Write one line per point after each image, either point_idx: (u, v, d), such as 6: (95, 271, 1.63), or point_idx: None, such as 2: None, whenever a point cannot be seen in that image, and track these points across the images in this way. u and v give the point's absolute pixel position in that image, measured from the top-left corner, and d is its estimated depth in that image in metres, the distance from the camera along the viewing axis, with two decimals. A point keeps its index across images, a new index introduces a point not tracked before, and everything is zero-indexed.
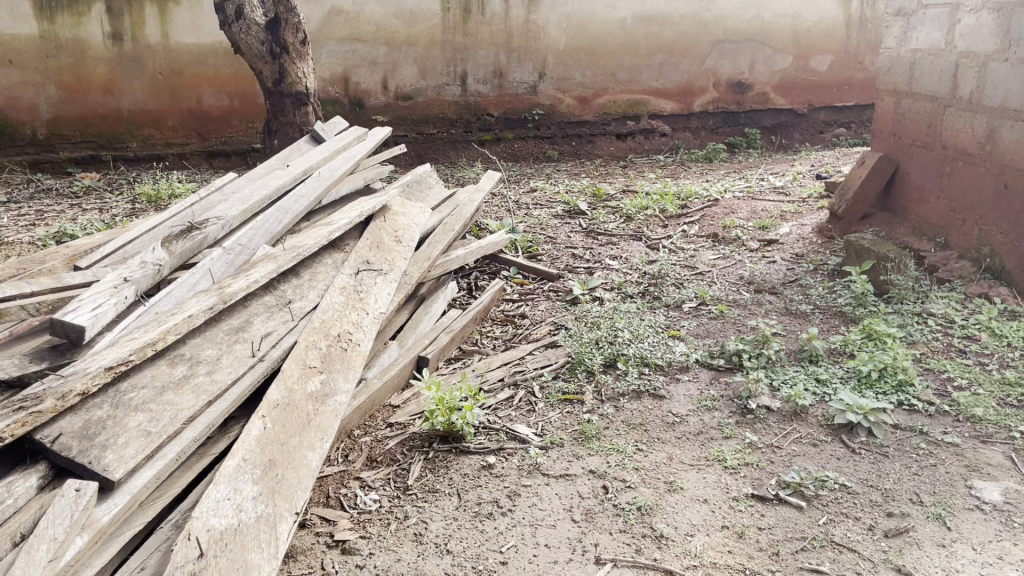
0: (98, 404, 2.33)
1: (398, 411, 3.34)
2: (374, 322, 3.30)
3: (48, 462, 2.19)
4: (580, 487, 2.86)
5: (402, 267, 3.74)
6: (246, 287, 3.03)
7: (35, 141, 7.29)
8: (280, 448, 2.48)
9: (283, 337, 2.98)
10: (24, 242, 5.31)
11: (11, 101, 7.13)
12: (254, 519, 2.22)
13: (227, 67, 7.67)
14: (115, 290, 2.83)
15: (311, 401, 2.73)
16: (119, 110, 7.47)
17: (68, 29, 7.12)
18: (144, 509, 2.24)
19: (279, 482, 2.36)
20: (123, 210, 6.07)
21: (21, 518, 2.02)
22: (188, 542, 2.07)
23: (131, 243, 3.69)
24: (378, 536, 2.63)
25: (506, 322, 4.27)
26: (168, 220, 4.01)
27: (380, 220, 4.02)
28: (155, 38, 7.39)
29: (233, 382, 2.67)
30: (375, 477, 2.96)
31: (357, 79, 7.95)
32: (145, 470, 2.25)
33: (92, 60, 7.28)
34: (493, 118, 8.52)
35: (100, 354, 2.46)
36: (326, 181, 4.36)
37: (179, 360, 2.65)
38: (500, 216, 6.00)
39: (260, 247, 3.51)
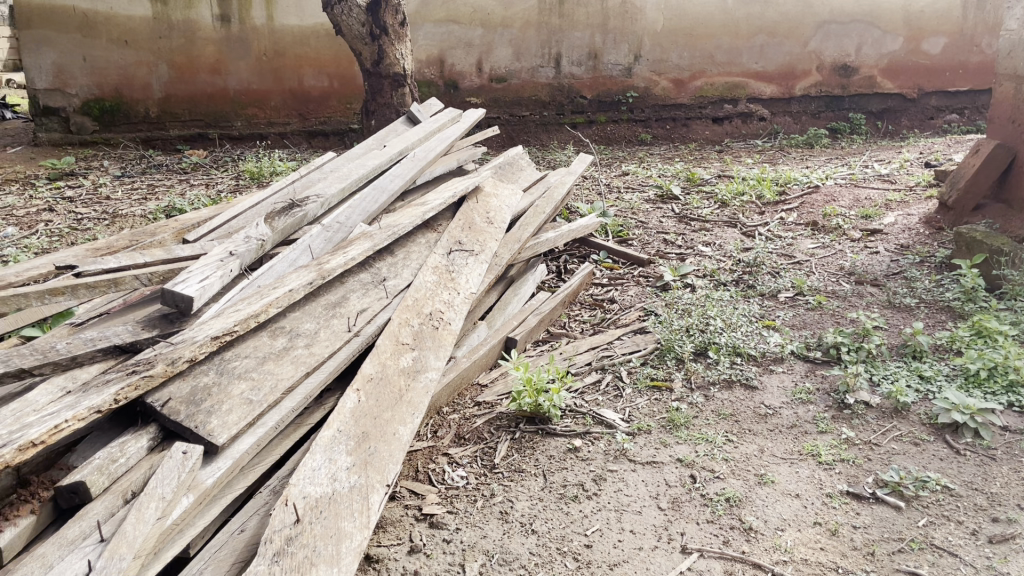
0: (205, 370, 2.45)
1: (486, 390, 3.38)
2: (465, 302, 3.34)
3: (158, 425, 2.28)
4: (667, 474, 2.83)
5: (493, 248, 3.77)
6: (343, 263, 3.12)
7: (147, 119, 7.68)
8: (373, 420, 2.54)
9: (377, 313, 3.06)
10: (137, 215, 5.61)
11: (126, 79, 7.54)
12: (348, 489, 2.28)
13: (328, 49, 7.87)
14: (221, 262, 2.94)
15: (403, 376, 2.79)
16: (226, 89, 7.79)
17: (180, 10, 7.45)
18: (245, 473, 2.33)
19: (372, 454, 2.42)
20: (228, 186, 6.31)
21: (133, 475, 2.09)
22: (286, 507, 2.14)
23: (235, 218, 3.87)
24: (464, 512, 2.67)
25: (595, 305, 4.26)
26: (270, 196, 4.17)
27: (473, 201, 4.07)
28: (260, 20, 7.64)
29: (330, 355, 2.75)
30: (462, 453, 3.00)
31: (453, 61, 8.03)
32: (247, 436, 2.34)
33: (201, 41, 7.60)
34: (586, 101, 8.47)
35: (207, 324, 2.58)
36: (420, 161, 4.43)
37: (280, 332, 2.75)
38: (590, 199, 5.96)
39: (357, 225, 3.60)
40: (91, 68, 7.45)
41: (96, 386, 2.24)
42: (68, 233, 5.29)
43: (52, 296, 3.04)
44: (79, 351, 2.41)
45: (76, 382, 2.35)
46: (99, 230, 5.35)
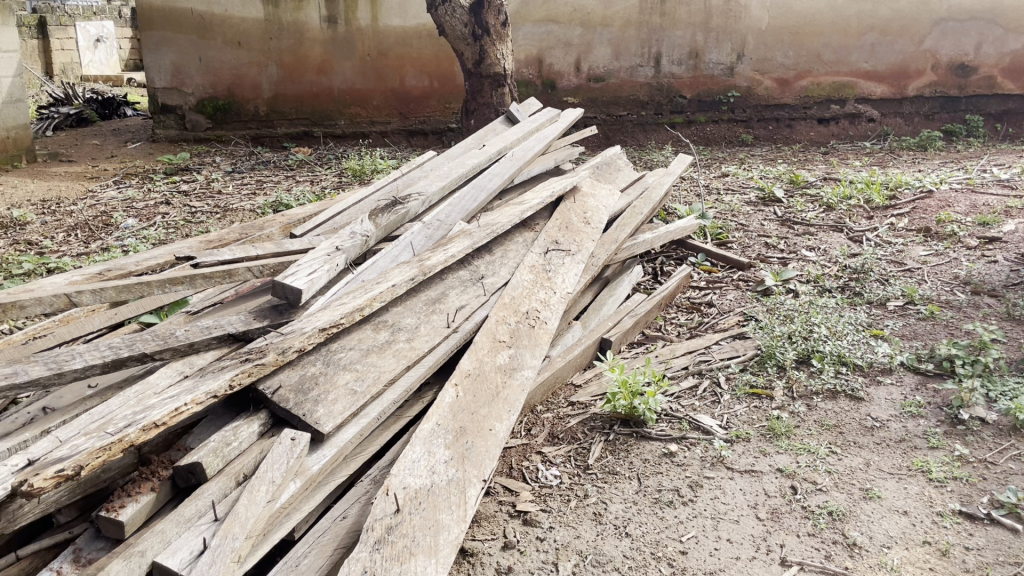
0: (312, 360, 2.53)
1: (580, 390, 3.38)
2: (561, 301, 3.34)
3: (268, 411, 2.37)
4: (766, 484, 2.77)
5: (590, 248, 3.75)
6: (443, 260, 3.19)
7: (256, 117, 8.01)
8: (470, 416, 2.58)
9: (475, 310, 3.10)
10: (247, 210, 5.85)
11: (238, 78, 7.88)
12: (446, 481, 2.31)
13: (430, 49, 8.02)
14: (328, 257, 3.04)
15: (499, 373, 2.81)
16: (331, 89, 8.04)
17: (289, 12, 7.72)
18: (348, 463, 2.40)
19: (469, 448, 2.45)
20: (332, 182, 6.51)
21: (245, 459, 2.18)
22: (387, 497, 2.20)
23: (340, 214, 3.99)
24: (558, 511, 2.68)
25: (692, 309, 4.19)
26: (373, 193, 4.29)
27: (570, 201, 4.07)
28: (365, 21, 7.85)
29: (430, 350, 2.81)
30: (555, 453, 3.01)
31: (551, 61, 8.06)
32: (350, 426, 2.41)
33: (309, 42, 7.86)
34: (686, 100, 8.34)
35: (314, 316, 2.68)
36: (519, 161, 4.47)
37: (383, 326, 2.83)
38: (689, 200, 5.87)
39: (457, 223, 3.66)
40: (206, 67, 7.82)
41: (212, 371, 2.35)
42: (183, 225, 5.55)
43: (172, 286, 3.07)
44: (196, 338, 2.52)
45: (192, 367, 2.47)
46: (211, 223, 5.60)
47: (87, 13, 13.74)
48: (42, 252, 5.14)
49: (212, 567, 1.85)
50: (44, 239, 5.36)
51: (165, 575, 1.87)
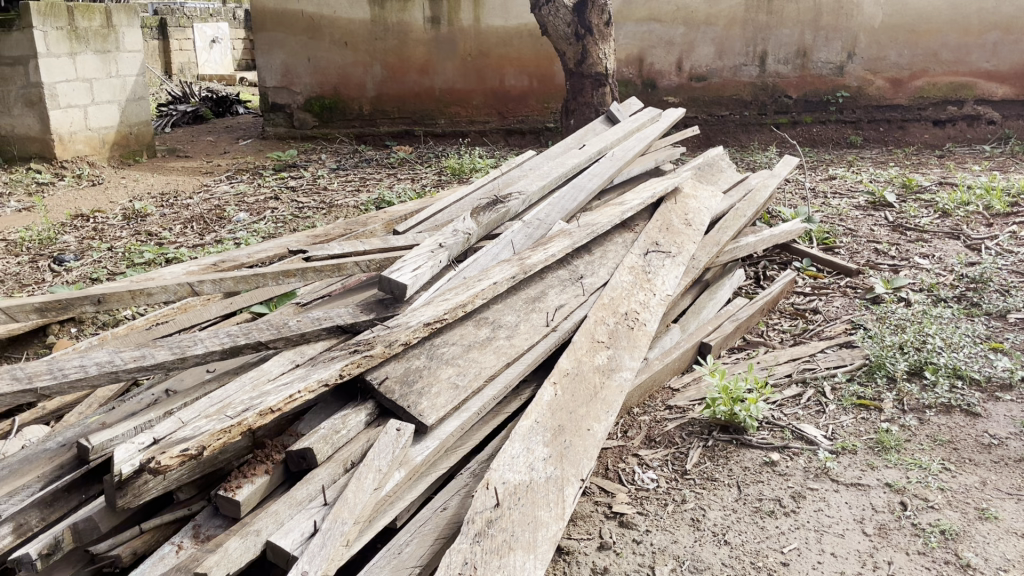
0: (417, 354, 2.60)
1: (678, 394, 3.34)
2: (661, 303, 3.31)
3: (375, 402, 2.44)
4: (873, 499, 2.67)
5: (691, 250, 3.70)
6: (544, 259, 3.21)
7: (360, 116, 8.23)
8: (569, 415, 2.58)
9: (575, 310, 3.11)
10: (351, 206, 6.02)
11: (344, 78, 8.12)
12: (545, 479, 2.33)
13: (530, 49, 8.09)
14: (432, 253, 3.11)
15: (598, 373, 2.81)
16: (432, 88, 8.19)
17: (395, 13, 7.91)
18: (448, 456, 2.44)
19: (568, 447, 2.46)
20: (432, 181, 6.64)
21: (352, 447, 2.26)
22: (487, 491, 2.23)
23: (440, 212, 4.07)
24: (655, 515, 2.66)
25: (796, 315, 4.08)
26: (473, 192, 4.35)
27: (672, 202, 4.03)
28: (468, 21, 7.98)
29: (529, 347, 2.83)
30: (652, 456, 2.98)
31: (652, 60, 7.98)
32: (452, 419, 2.46)
33: (413, 43, 8.04)
34: (791, 100, 8.11)
35: (419, 311, 2.75)
36: (619, 161, 4.45)
37: (484, 323, 2.88)
38: (794, 204, 5.71)
39: (556, 223, 3.67)
40: (314, 67, 8.08)
41: (322, 361, 2.44)
42: (290, 220, 5.76)
43: (285, 277, 3.18)
44: (307, 329, 2.62)
45: (303, 356, 2.57)
46: (317, 218, 5.79)
47: (204, 15, 14.38)
48: (161, 242, 5.42)
49: (322, 549, 1.92)
50: (163, 231, 5.66)
51: (278, 554, 1.95)
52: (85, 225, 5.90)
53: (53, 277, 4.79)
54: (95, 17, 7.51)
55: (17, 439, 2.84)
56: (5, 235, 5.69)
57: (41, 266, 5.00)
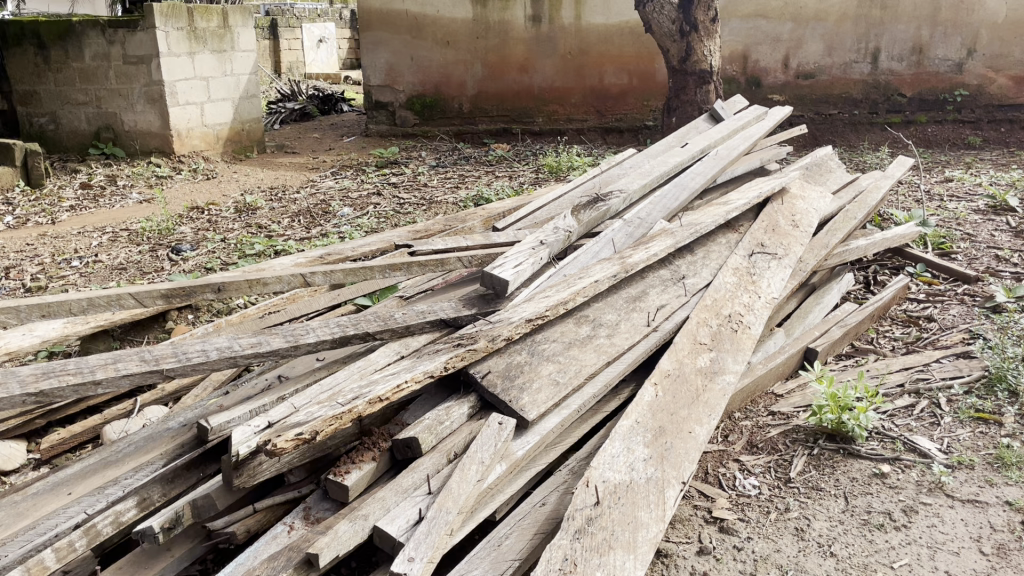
0: (518, 350, 2.63)
1: (782, 400, 3.25)
2: (766, 306, 3.22)
3: (477, 395, 2.47)
4: (991, 517, 2.54)
5: (798, 253, 3.60)
6: (646, 258, 3.19)
7: (460, 114, 8.35)
8: (670, 416, 2.55)
9: (677, 310, 3.07)
10: (450, 203, 6.11)
11: (446, 77, 8.25)
12: (645, 479, 2.31)
13: (632, 46, 8.03)
14: (533, 250, 3.12)
15: (700, 375, 2.76)
16: (531, 86, 8.23)
17: (497, 12, 7.98)
18: (548, 452, 2.45)
19: (669, 449, 2.43)
20: (530, 178, 6.67)
21: (456, 438, 2.30)
22: (588, 489, 2.23)
23: (540, 210, 4.09)
24: (757, 522, 2.60)
25: (909, 323, 3.91)
26: (573, 190, 4.35)
27: (778, 203, 3.93)
28: (569, 19, 7.98)
29: (630, 347, 2.81)
30: (755, 462, 2.91)
31: (758, 57, 7.78)
32: (553, 415, 2.47)
33: (514, 41, 8.10)
34: (905, 99, 7.78)
35: (520, 307, 2.78)
36: (722, 160, 4.37)
37: (585, 320, 2.88)
38: (907, 206, 5.47)
39: (657, 222, 3.63)
40: (416, 66, 8.24)
41: (427, 353, 2.49)
42: (392, 216, 5.88)
43: (391, 271, 3.27)
44: (412, 321, 2.68)
45: (408, 348, 2.64)
46: (418, 214, 5.90)
47: (312, 16, 14.85)
48: (270, 235, 5.63)
49: (428, 537, 1.96)
50: (272, 224, 5.87)
51: (385, 540, 2.00)
52: (201, 217, 6.19)
53: (171, 265, 5.04)
54: (213, 19, 7.88)
55: (138, 418, 3.02)
56: (128, 226, 6.01)
57: (160, 255, 5.27)
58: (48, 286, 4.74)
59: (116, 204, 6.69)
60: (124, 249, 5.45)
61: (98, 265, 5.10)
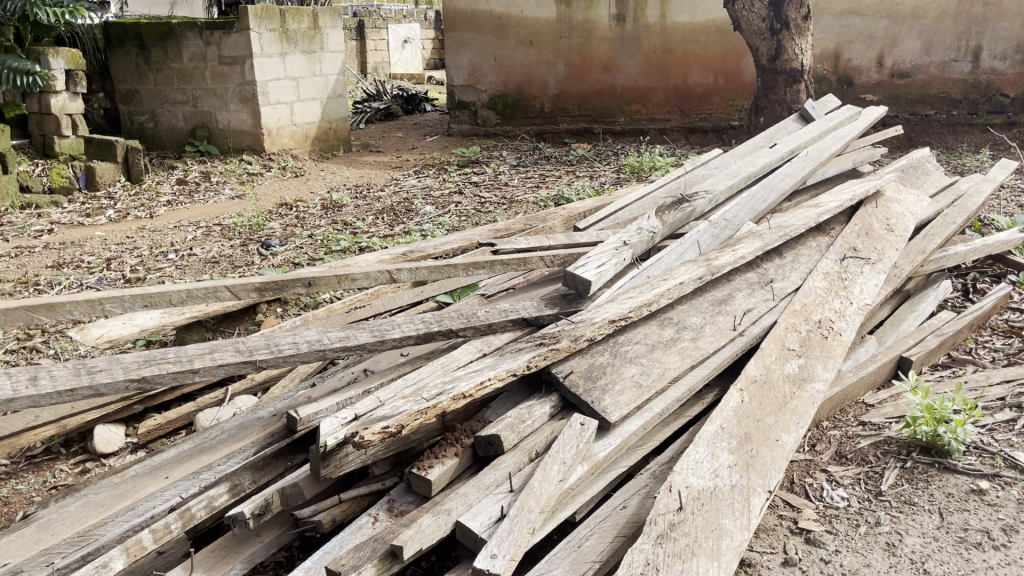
0: (601, 350, 2.61)
1: (872, 410, 3.14)
2: (858, 312, 3.11)
3: (559, 395, 2.46)
4: None
5: (893, 258, 3.46)
6: (733, 261, 3.13)
7: (541, 114, 8.35)
8: (756, 423, 2.49)
9: (764, 315, 2.99)
10: (531, 202, 6.12)
11: (528, 77, 8.26)
12: (730, 487, 2.26)
13: (718, 45, 7.90)
14: (616, 250, 3.10)
15: (788, 382, 2.68)
16: (614, 86, 8.18)
17: (581, 11, 7.97)
18: (629, 455, 2.43)
19: (755, 456, 2.37)
20: (611, 178, 6.63)
21: (538, 438, 2.30)
22: (670, 494, 2.20)
23: (622, 210, 4.06)
24: (845, 535, 2.52)
25: (1010, 333, 3.73)
26: (656, 191, 4.31)
27: (872, 205, 3.80)
28: (654, 18, 7.89)
29: (715, 351, 2.75)
30: (843, 473, 2.82)
31: (850, 55, 7.54)
32: (635, 418, 2.45)
33: (597, 41, 8.06)
34: (1008, 99, 7.43)
35: (604, 308, 2.76)
36: (813, 161, 4.25)
37: (669, 323, 2.84)
38: (1009, 211, 5.22)
39: (744, 224, 3.55)
40: (499, 66, 8.28)
41: (510, 352, 2.50)
42: (473, 214, 5.92)
43: (474, 269, 3.29)
44: (494, 320, 2.69)
45: (491, 346, 2.65)
46: (498, 213, 5.92)
47: (397, 16, 15.07)
48: (355, 231, 5.74)
49: (510, 534, 1.96)
50: (357, 221, 5.99)
51: (467, 535, 2.02)
52: (289, 213, 6.36)
53: (261, 260, 5.20)
54: (304, 20, 8.09)
55: (229, 407, 3.13)
56: (220, 221, 6.23)
57: (250, 249, 5.44)
58: (146, 277, 4.95)
59: (210, 199, 6.94)
60: (217, 243, 5.64)
61: (193, 259, 5.29)
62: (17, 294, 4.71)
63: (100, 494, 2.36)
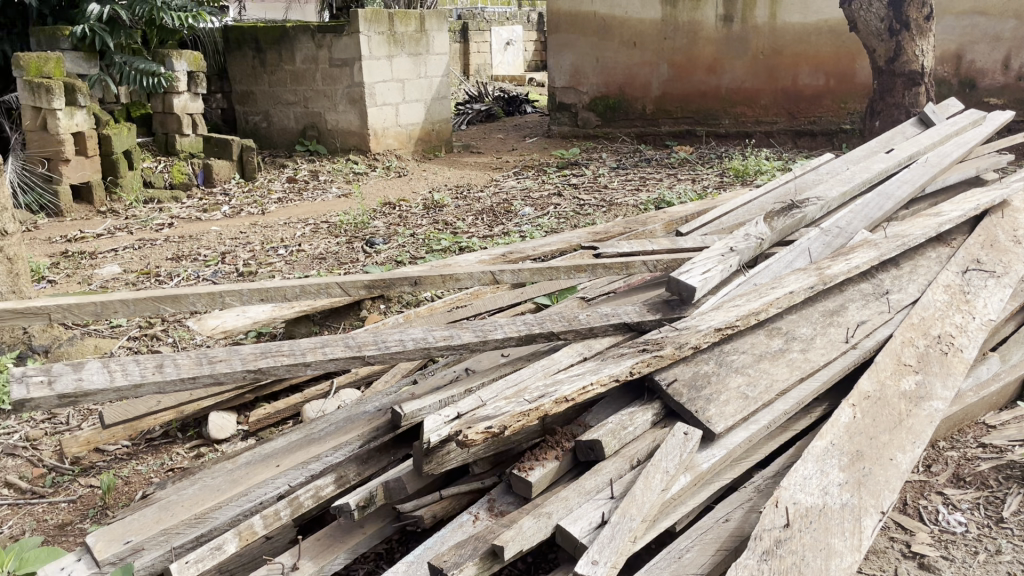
0: (706, 359, 2.56)
1: (994, 432, 2.97)
2: (981, 328, 2.95)
3: (661, 402, 2.43)
4: None
5: (1020, 271, 3.27)
6: (846, 270, 3.02)
7: (643, 116, 8.26)
8: (869, 441, 2.39)
9: (878, 328, 2.87)
10: (631, 205, 6.06)
11: (631, 78, 8.20)
12: (840, 505, 2.18)
13: (830, 46, 7.61)
14: (722, 257, 3.03)
15: (904, 400, 2.57)
16: (719, 88, 8.01)
17: (687, 12, 7.84)
18: (733, 466, 2.37)
19: (867, 475, 2.28)
20: (715, 182, 6.48)
21: (639, 445, 2.27)
22: (777, 509, 2.14)
23: (727, 215, 3.97)
24: (962, 562, 2.39)
25: None
26: (763, 195, 4.20)
27: (998, 215, 3.60)
28: (762, 18, 7.69)
29: (825, 364, 2.66)
30: (961, 497, 2.68)
31: (973, 57, 7.19)
32: (740, 430, 2.39)
33: (703, 42, 7.92)
34: None
35: (710, 315, 2.71)
36: (933, 167, 4.06)
37: (777, 333, 2.76)
38: None
39: (858, 232, 3.42)
40: (602, 68, 8.25)
41: (613, 357, 2.49)
42: (572, 216, 5.91)
43: (576, 273, 3.26)
44: (596, 323, 2.68)
45: (592, 350, 2.63)
46: (598, 215, 5.90)
47: (500, 19, 15.23)
48: (456, 231, 5.82)
49: (612, 541, 1.95)
50: (457, 221, 6.07)
51: (567, 540, 2.01)
52: (392, 212, 6.50)
53: (366, 257, 5.33)
54: (411, 23, 8.27)
55: (334, 399, 3.22)
56: (328, 218, 6.43)
57: (355, 247, 5.59)
58: (257, 271, 5.15)
59: (318, 197, 7.16)
60: (324, 240, 5.82)
61: (301, 254, 5.48)
62: (140, 284, 4.97)
63: (215, 479, 2.48)
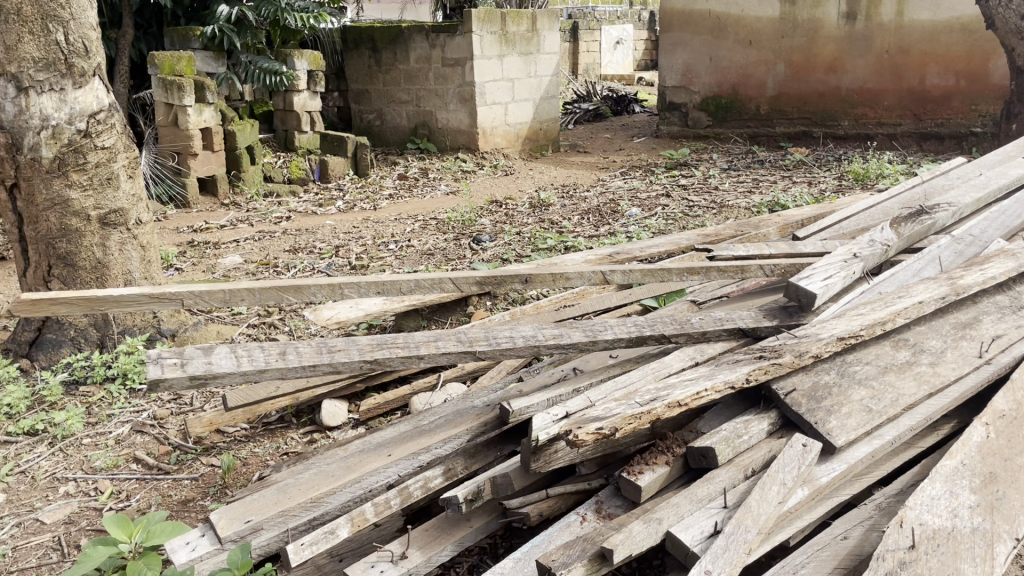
0: (826, 368, 2.46)
1: None
2: None
3: (778, 411, 2.35)
4: None
5: None
6: (981, 282, 2.85)
7: (757, 116, 8.04)
8: (1004, 462, 2.25)
9: (1015, 343, 2.69)
10: (743, 208, 5.90)
11: (745, 77, 7.98)
12: (970, 529, 2.05)
13: (962, 44, 7.23)
14: (845, 263, 2.91)
15: None
16: (839, 88, 7.71)
17: (807, 9, 7.57)
18: (853, 482, 2.27)
19: (1001, 499, 2.14)
20: (832, 185, 6.23)
21: (754, 455, 2.21)
22: (901, 530, 2.03)
23: (848, 220, 3.81)
24: None
25: None
26: (886, 200, 4.01)
27: None
28: (889, 16, 7.36)
29: (956, 379, 2.51)
30: None
31: None
32: (863, 445, 2.28)
33: (823, 40, 7.63)
34: None
35: (831, 323, 2.61)
36: None
37: (904, 344, 2.63)
38: None
39: (993, 241, 3.23)
40: (715, 67, 8.07)
41: (727, 363, 2.43)
42: (681, 218, 5.81)
43: (688, 275, 3.19)
44: (709, 328, 2.62)
45: (704, 355, 2.58)
46: (707, 217, 5.77)
47: (611, 17, 15.14)
48: (562, 231, 5.81)
49: (725, 552, 1.90)
50: (564, 220, 6.06)
51: (678, 547, 1.97)
52: (499, 211, 6.55)
53: (472, 254, 5.39)
54: (523, 22, 8.33)
55: (441, 393, 3.29)
56: (436, 215, 6.54)
57: (463, 244, 5.65)
58: (369, 265, 5.29)
59: (427, 194, 7.29)
60: (432, 236, 5.92)
61: (411, 249, 5.59)
62: (259, 274, 5.19)
63: (330, 465, 2.55)
